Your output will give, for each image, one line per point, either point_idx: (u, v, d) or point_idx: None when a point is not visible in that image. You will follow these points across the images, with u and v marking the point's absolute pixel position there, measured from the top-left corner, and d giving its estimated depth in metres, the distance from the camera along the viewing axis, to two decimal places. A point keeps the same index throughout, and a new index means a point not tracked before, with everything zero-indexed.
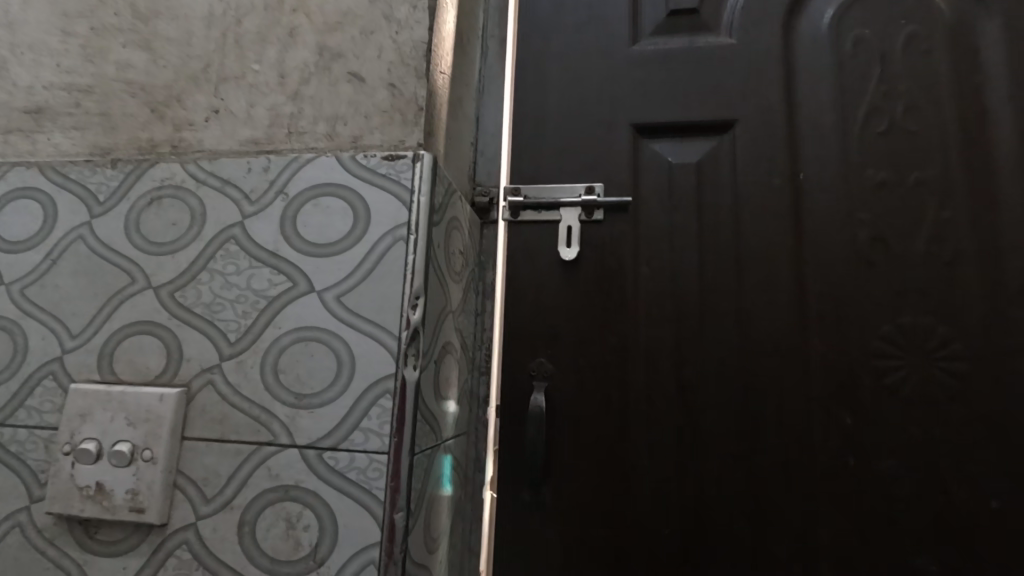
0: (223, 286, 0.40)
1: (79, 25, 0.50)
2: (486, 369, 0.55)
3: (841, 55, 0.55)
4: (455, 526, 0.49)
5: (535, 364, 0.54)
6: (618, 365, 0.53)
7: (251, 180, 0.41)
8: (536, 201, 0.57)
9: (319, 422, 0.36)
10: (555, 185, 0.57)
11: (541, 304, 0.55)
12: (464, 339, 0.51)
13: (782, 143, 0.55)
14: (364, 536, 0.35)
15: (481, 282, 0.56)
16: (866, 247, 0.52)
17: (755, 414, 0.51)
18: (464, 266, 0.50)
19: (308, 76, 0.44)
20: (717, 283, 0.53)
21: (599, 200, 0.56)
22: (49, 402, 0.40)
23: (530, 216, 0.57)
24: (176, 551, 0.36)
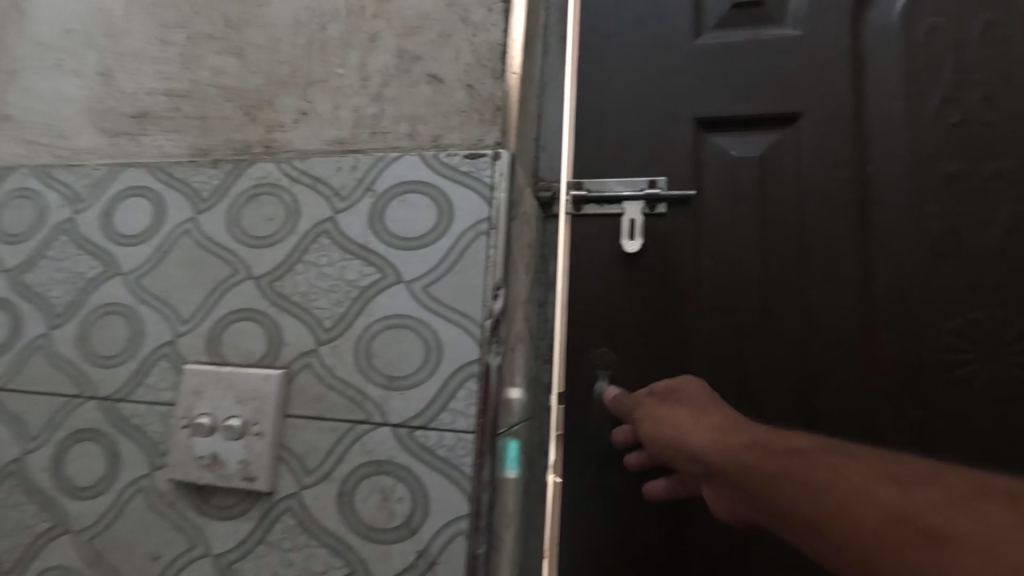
0: (318, 277, 0.43)
1: (176, 34, 0.54)
2: (548, 357, 0.56)
3: (913, 44, 0.55)
4: (523, 505, 0.52)
5: (597, 353, 0.57)
6: (679, 354, 0.55)
7: (341, 178, 0.45)
8: (598, 195, 0.59)
9: (410, 403, 0.39)
10: (618, 179, 0.59)
11: (603, 295, 0.57)
12: (530, 328, 0.53)
13: (848, 135, 0.55)
14: (452, 509, 0.37)
15: (543, 274, 0.56)
16: (935, 240, 0.52)
17: (817, 405, 0.52)
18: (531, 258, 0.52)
19: (389, 79, 0.47)
20: (778, 275, 0.54)
21: (661, 194, 0.57)
22: (165, 380, 0.44)
23: (592, 211, 0.59)
24: (282, 516, 0.40)
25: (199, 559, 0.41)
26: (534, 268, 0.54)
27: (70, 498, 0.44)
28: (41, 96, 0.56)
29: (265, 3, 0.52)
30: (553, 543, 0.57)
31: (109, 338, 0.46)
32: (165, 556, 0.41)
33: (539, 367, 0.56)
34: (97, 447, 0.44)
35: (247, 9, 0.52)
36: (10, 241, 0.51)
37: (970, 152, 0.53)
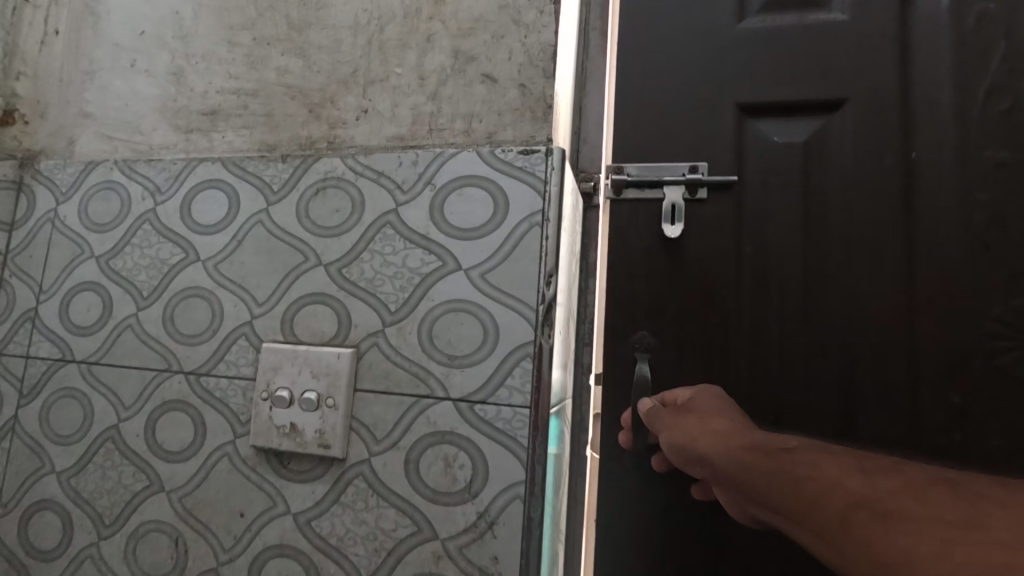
0: (383, 264, 0.47)
1: (243, 35, 0.57)
2: (588, 339, 0.60)
3: (962, 30, 0.57)
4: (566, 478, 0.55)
5: (637, 337, 0.60)
6: (722, 338, 0.58)
7: (402, 172, 0.48)
8: (640, 179, 0.62)
9: (470, 380, 0.43)
10: (659, 164, 0.61)
11: (646, 280, 0.60)
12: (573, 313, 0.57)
13: (890, 126, 0.57)
14: (510, 476, 0.41)
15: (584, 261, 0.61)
16: (980, 229, 0.55)
17: (859, 387, 0.55)
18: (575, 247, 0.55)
19: (445, 78, 0.50)
20: (816, 266, 0.57)
21: (703, 178, 0.60)
22: (244, 357, 0.49)
23: (633, 194, 0.62)
24: (354, 480, 0.44)
25: (280, 517, 0.45)
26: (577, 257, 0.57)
27: (162, 462, 0.49)
28: (117, 94, 0.61)
29: (326, 6, 0.55)
30: (592, 515, 0.61)
31: (192, 319, 0.51)
32: (250, 514, 0.46)
33: (581, 348, 0.60)
34: (185, 416, 0.49)
35: (309, 11, 0.56)
36: (98, 229, 0.56)
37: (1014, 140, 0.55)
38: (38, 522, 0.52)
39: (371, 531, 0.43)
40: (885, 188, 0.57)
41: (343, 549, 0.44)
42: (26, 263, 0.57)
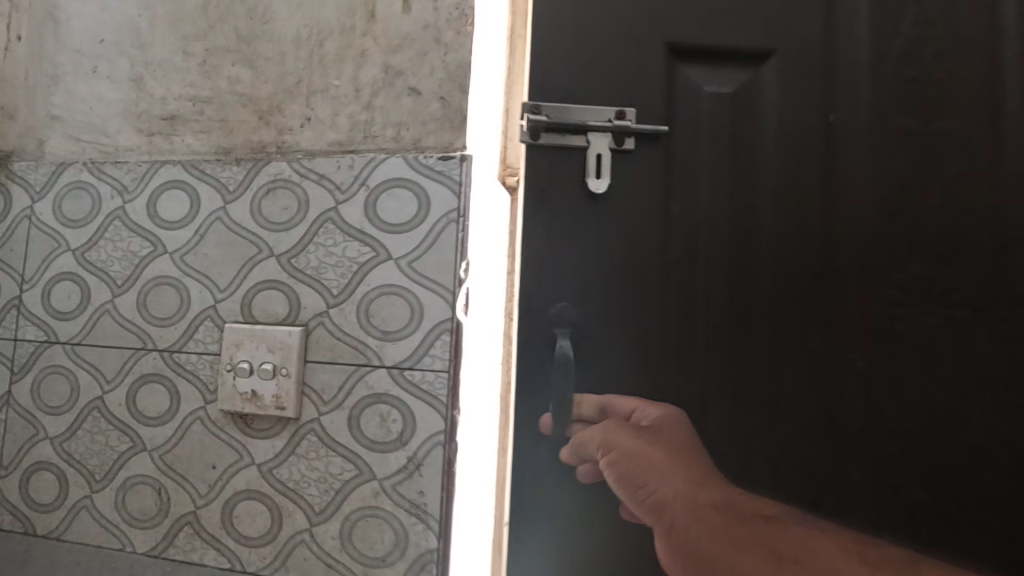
0: (326, 255, 0.55)
1: (196, 46, 0.63)
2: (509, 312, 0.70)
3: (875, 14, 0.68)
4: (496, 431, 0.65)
5: (557, 310, 0.68)
6: (667, 282, 0.68)
7: (341, 175, 0.56)
8: (560, 123, 0.68)
9: (399, 351, 0.52)
10: (583, 112, 0.69)
11: (601, 231, 0.68)
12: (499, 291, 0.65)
13: (806, 104, 0.68)
14: (433, 427, 0.51)
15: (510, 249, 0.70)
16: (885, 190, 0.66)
17: (781, 322, 0.67)
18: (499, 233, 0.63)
19: (378, 90, 0.57)
20: (745, 220, 0.67)
21: (628, 128, 0.68)
22: (210, 336, 0.57)
23: (553, 139, 0.69)
24: (306, 435, 0.53)
25: (246, 467, 0.54)
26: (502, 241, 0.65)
27: (143, 425, 0.58)
28: (81, 99, 0.66)
29: (270, 20, 0.61)
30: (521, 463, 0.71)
31: (162, 303, 0.59)
32: (220, 466, 0.55)
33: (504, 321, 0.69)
34: (161, 387, 0.58)
35: (255, 24, 0.61)
36: (73, 225, 0.62)
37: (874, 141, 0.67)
38: (38, 481, 0.60)
39: (322, 475, 0.53)
40: (760, 184, 0.68)
41: (300, 491, 0.53)
42: (8, 255, 0.64)
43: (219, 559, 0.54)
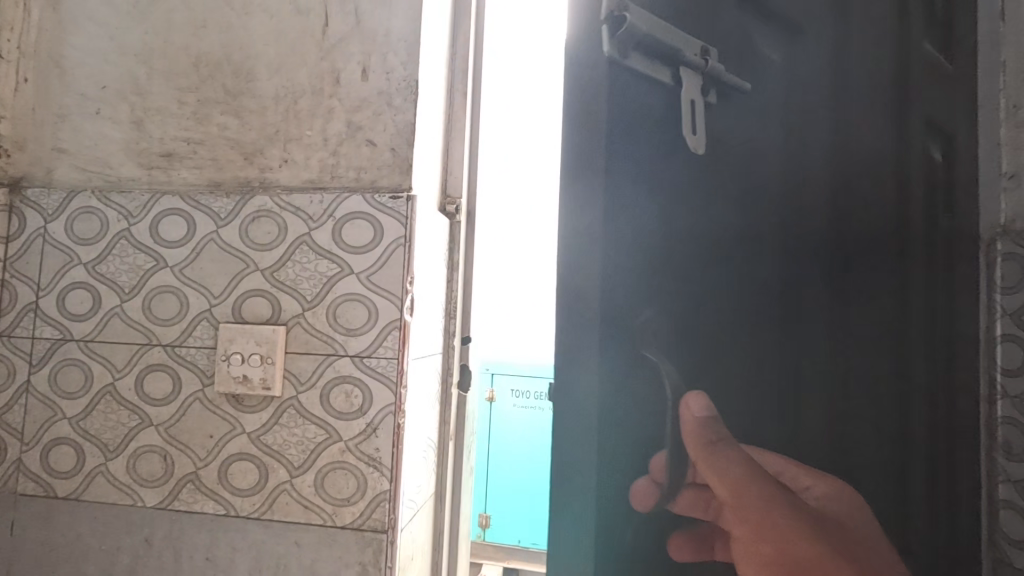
0: (302, 270, 0.71)
1: (189, 97, 0.77)
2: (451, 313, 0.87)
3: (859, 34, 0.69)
4: (437, 407, 0.83)
5: (643, 323, 0.51)
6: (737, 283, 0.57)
7: (313, 208, 0.72)
8: (648, 43, 0.51)
9: (360, 343, 0.69)
10: (676, 41, 0.53)
11: (673, 215, 0.54)
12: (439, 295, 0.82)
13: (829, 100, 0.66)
14: (385, 400, 0.68)
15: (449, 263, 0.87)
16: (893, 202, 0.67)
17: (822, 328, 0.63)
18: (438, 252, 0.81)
19: (342, 140, 0.73)
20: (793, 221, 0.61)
21: (714, 73, 0.55)
22: (206, 334, 0.72)
23: (641, 63, 0.51)
24: (287, 408, 0.69)
25: (238, 435, 0.70)
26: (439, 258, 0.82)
27: (150, 405, 0.72)
28: (86, 135, 0.79)
29: (253, 79, 0.76)
30: (458, 434, 0.88)
31: (165, 307, 0.73)
32: (217, 435, 0.70)
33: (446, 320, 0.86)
34: (164, 374, 0.72)
35: (240, 82, 0.76)
36: (84, 242, 0.76)
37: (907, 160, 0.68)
38: (57, 453, 0.73)
39: (300, 439, 0.69)
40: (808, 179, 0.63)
41: (282, 452, 0.69)
42: (24, 267, 0.76)
43: (217, 506, 0.70)
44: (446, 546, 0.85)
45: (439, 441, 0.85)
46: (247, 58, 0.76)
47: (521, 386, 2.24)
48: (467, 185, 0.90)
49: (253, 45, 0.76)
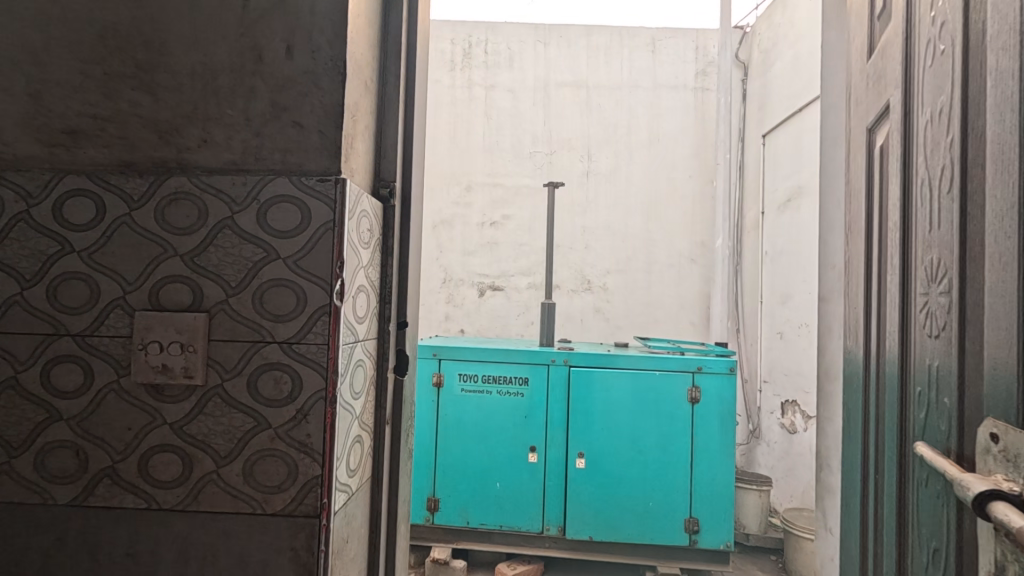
0: (225, 255, 0.69)
1: (95, 69, 0.71)
2: (387, 299, 0.86)
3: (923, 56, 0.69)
4: (373, 391, 0.83)
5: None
6: None
7: (235, 190, 0.69)
8: None
9: (288, 330, 0.68)
10: None
11: None
12: (373, 281, 0.82)
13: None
14: (315, 386, 0.67)
15: (384, 247, 0.86)
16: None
17: None
18: (371, 237, 0.80)
19: (265, 121, 0.71)
20: None
21: None
22: (120, 322, 0.68)
23: None
24: (212, 397, 0.68)
25: (160, 426, 0.68)
26: (371, 242, 0.81)
27: (59, 399, 0.68)
28: None
29: (167, 53, 0.71)
30: (395, 418, 0.89)
31: (73, 294, 0.69)
32: (136, 427, 0.68)
33: (382, 305, 0.86)
34: (74, 365, 0.68)
35: (153, 55, 0.72)
36: None
37: (1001, 127, 0.52)
38: None
39: (226, 428, 0.68)
40: None
41: (207, 442, 0.67)
42: None
43: (137, 501, 0.67)
44: (383, 529, 0.85)
45: (375, 427, 0.84)
46: (159, 31, 0.72)
47: (467, 369, 2.90)
48: (401, 170, 0.89)
49: (165, 18, 0.72)
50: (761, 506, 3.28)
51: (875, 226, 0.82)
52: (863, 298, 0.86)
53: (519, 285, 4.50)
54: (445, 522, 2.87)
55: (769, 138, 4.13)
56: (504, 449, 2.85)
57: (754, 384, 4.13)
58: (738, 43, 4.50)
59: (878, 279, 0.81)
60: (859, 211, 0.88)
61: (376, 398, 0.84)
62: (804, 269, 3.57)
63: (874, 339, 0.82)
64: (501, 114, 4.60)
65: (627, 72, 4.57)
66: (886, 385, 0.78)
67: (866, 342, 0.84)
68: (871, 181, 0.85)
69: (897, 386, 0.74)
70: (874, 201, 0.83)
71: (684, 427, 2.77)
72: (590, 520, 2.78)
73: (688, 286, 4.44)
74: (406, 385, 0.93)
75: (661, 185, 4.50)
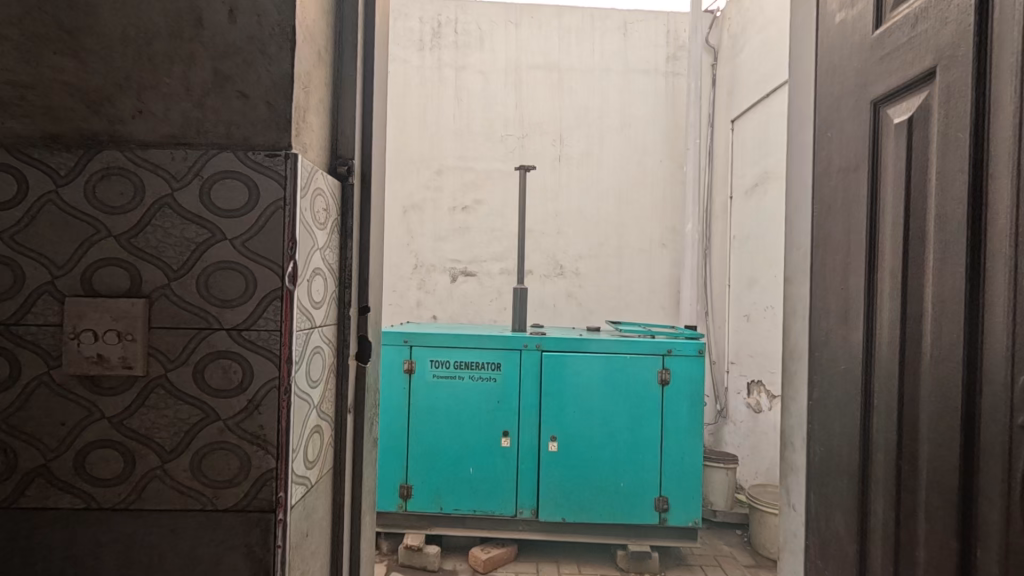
0: (165, 236, 0.64)
1: (11, 30, 0.65)
2: (346, 283, 0.82)
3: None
4: (333, 379, 0.80)
5: None
6: None
7: (175, 165, 0.64)
8: None
9: (236, 315, 0.64)
10: None
11: None
12: (330, 264, 0.78)
13: None
14: (268, 375, 0.64)
15: (343, 229, 0.82)
16: None
17: None
18: (327, 218, 0.76)
19: (207, 91, 0.66)
20: None
21: None
22: (49, 309, 0.63)
23: None
24: (155, 387, 0.63)
25: (97, 420, 0.63)
26: (330, 222, 0.77)
27: None
28: None
29: (93, 14, 0.65)
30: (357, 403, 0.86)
31: None
32: (70, 422, 0.63)
33: (341, 289, 0.82)
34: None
35: (77, 16, 0.65)
36: None
37: None
38: None
39: (171, 420, 0.63)
40: None
41: (151, 436, 0.63)
42: None
43: (75, 501, 0.63)
44: (348, 519, 0.83)
45: (336, 415, 0.81)
46: None
47: (438, 356, 2.86)
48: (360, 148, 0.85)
49: None
50: (728, 483, 3.38)
51: (899, 200, 0.70)
52: (845, 287, 0.78)
53: (492, 270, 4.47)
54: (419, 509, 2.86)
55: (738, 123, 4.17)
56: (477, 434, 2.84)
57: (722, 365, 4.23)
58: (708, 27, 4.51)
59: (887, 268, 0.71)
60: (840, 186, 0.79)
61: (333, 385, 0.80)
62: (770, 253, 3.64)
63: (859, 326, 0.75)
64: (472, 95, 4.51)
65: (598, 54, 4.53)
66: (931, 389, 0.64)
67: (849, 331, 0.77)
68: (890, 156, 0.71)
69: (939, 394, 0.63)
70: (895, 172, 0.70)
71: (654, 408, 2.81)
72: (563, 502, 2.81)
73: (659, 270, 4.49)
74: (368, 371, 0.90)
75: (632, 170, 4.52)
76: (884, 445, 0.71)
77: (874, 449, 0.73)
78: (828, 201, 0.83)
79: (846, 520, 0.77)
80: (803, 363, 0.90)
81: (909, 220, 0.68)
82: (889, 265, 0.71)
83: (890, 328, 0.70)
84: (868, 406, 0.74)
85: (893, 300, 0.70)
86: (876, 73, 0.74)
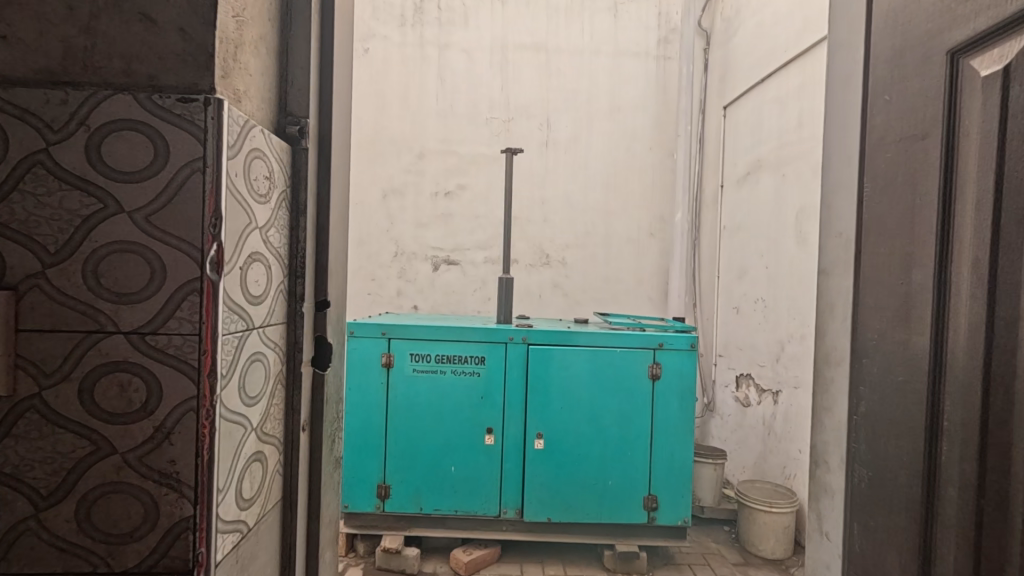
0: (35, 206, 0.48)
1: None
2: (299, 272, 0.67)
3: None
4: (280, 392, 0.65)
5: None
6: None
7: (50, 109, 0.48)
8: None
9: (137, 316, 0.49)
10: None
11: None
12: (278, 251, 0.63)
13: None
14: (183, 394, 0.49)
15: (295, 203, 0.66)
16: None
17: None
18: (271, 188, 0.60)
19: (96, 10, 0.50)
20: None
21: None
22: None
23: None
24: (27, 412, 0.48)
25: None
26: (276, 200, 0.62)
27: None
28: None
29: None
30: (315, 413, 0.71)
31: None
32: None
33: (291, 280, 0.66)
34: None
35: None
36: None
37: None
38: None
39: (50, 455, 0.48)
40: None
41: (23, 474, 0.48)
42: None
43: None
44: (302, 556, 0.69)
45: (285, 430, 0.67)
46: None
47: (420, 350, 2.71)
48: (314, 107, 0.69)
49: None
50: (716, 478, 3.30)
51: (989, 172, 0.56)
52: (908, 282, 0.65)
53: (475, 259, 4.31)
54: (397, 509, 2.71)
55: (730, 110, 4.05)
56: (458, 431, 2.71)
57: (710, 358, 4.16)
58: (702, 9, 4.36)
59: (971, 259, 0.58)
60: (901, 157, 0.67)
61: (283, 392, 0.65)
62: (761, 243, 3.55)
63: (926, 330, 0.62)
64: (455, 75, 4.31)
65: (588, 35, 4.36)
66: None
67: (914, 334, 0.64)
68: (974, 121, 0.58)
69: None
70: (983, 139, 0.57)
71: (644, 404, 2.70)
72: (548, 501, 2.69)
73: (648, 260, 4.38)
74: (330, 380, 0.75)
75: (621, 157, 4.38)
76: (958, 479, 0.59)
77: (942, 481, 0.60)
78: (884, 180, 0.69)
79: (901, 559, 0.65)
80: (842, 371, 0.77)
81: (1005, 198, 0.55)
82: (971, 255, 0.58)
83: (972, 335, 0.57)
84: (939, 428, 0.61)
85: (978, 297, 0.57)
86: (953, 16, 0.60)
